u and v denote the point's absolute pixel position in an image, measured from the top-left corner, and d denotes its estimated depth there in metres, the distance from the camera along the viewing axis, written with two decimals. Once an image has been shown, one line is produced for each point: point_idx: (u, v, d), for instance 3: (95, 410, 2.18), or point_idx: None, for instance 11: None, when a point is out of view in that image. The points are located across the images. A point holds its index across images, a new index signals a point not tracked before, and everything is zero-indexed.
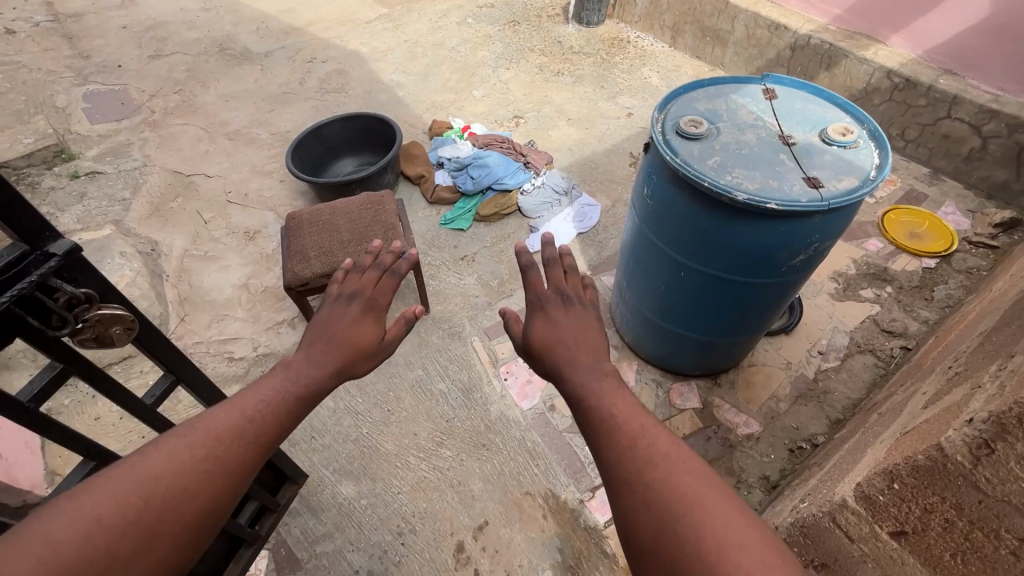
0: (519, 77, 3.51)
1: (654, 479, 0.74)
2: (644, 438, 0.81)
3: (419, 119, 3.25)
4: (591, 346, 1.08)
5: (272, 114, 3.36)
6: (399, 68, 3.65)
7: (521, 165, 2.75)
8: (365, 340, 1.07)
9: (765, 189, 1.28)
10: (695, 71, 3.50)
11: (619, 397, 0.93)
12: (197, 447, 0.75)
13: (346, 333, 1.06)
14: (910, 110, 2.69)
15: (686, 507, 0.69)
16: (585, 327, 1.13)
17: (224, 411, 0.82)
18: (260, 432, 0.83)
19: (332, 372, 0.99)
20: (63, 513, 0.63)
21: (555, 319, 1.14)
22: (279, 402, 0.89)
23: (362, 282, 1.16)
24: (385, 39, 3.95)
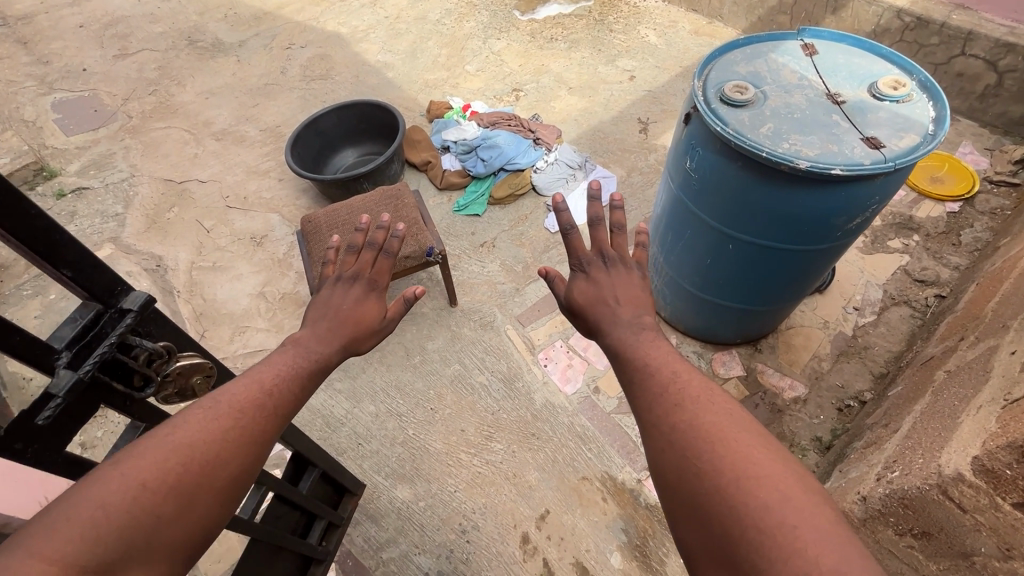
0: (512, 47, 3.36)
1: (677, 435, 0.73)
2: (665, 395, 0.80)
3: (415, 101, 3.11)
4: (634, 305, 1.07)
5: (258, 108, 3.19)
6: (385, 48, 3.47)
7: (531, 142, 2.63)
8: (369, 318, 1.00)
9: (826, 154, 1.23)
10: (693, 26, 3.38)
11: (660, 352, 0.93)
12: (222, 417, 0.72)
13: (348, 311, 0.99)
14: (921, 51, 2.63)
15: (705, 455, 0.69)
16: (628, 283, 1.12)
17: (243, 383, 0.78)
18: (281, 405, 0.79)
19: (337, 350, 0.93)
20: (106, 478, 0.61)
21: (597, 279, 1.13)
22: (295, 375, 0.85)
23: (357, 263, 1.04)
24: (364, 17, 3.74)
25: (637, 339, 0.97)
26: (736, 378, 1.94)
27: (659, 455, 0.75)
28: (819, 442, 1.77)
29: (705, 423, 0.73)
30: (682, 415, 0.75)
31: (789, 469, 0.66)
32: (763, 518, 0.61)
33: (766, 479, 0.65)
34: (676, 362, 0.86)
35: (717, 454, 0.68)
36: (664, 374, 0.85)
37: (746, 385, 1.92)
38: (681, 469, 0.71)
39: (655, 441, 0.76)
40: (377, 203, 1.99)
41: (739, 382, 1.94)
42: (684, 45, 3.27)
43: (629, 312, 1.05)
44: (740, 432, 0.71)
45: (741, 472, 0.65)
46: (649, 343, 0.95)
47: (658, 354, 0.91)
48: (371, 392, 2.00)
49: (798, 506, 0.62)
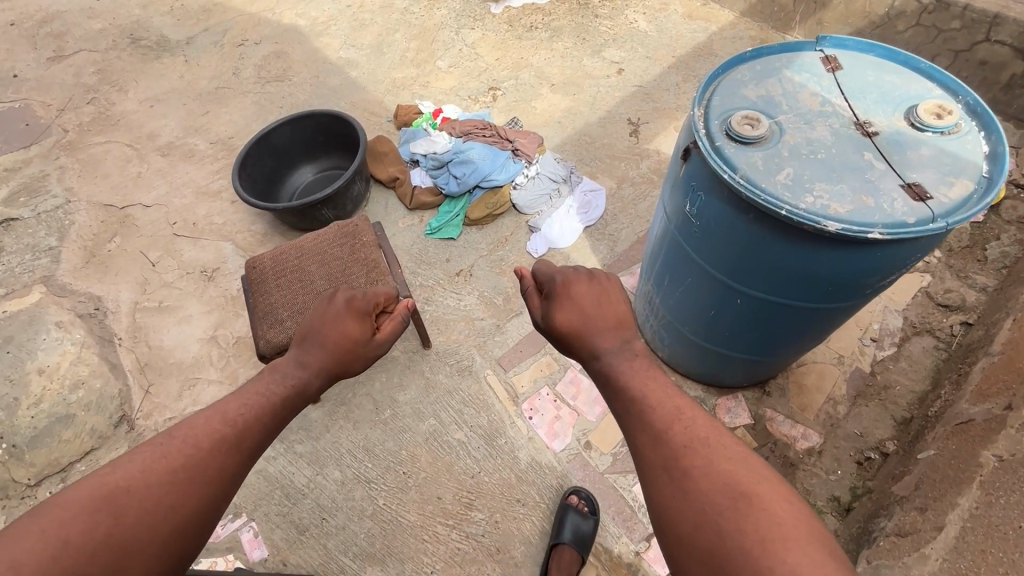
0: (489, 38, 3.04)
1: (690, 488, 0.80)
2: (673, 437, 0.86)
3: (381, 104, 2.80)
4: (617, 322, 1.09)
5: (208, 116, 2.88)
6: (347, 42, 3.14)
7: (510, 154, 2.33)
8: (353, 338, 1.13)
9: (860, 209, 0.99)
10: (686, 8, 3.07)
11: (655, 387, 0.97)
12: (169, 456, 0.84)
13: (332, 331, 1.11)
14: (940, 36, 2.38)
15: (723, 509, 0.76)
16: (604, 300, 1.11)
17: (203, 418, 0.90)
18: (241, 437, 0.91)
19: (317, 373, 1.07)
20: (41, 523, 0.72)
21: (578, 302, 1.10)
22: (255, 409, 0.96)
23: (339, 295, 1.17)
24: (324, 7, 3.38)
25: (628, 368, 1.00)
26: (743, 427, 1.74)
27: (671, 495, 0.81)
28: (838, 503, 1.58)
29: (720, 474, 0.80)
30: (696, 462, 0.82)
31: (786, 508, 0.75)
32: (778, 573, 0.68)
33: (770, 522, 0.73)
34: (677, 399, 0.92)
35: (731, 510, 0.75)
36: (673, 412, 0.91)
37: (754, 436, 1.72)
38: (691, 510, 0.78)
39: (667, 488, 0.83)
40: (332, 243, 1.73)
41: (746, 432, 1.74)
42: (677, 31, 2.97)
43: (610, 335, 1.07)
44: (759, 483, 0.77)
45: (759, 529, 0.72)
46: (643, 378, 0.98)
47: (654, 387, 0.96)
48: (336, 455, 1.79)
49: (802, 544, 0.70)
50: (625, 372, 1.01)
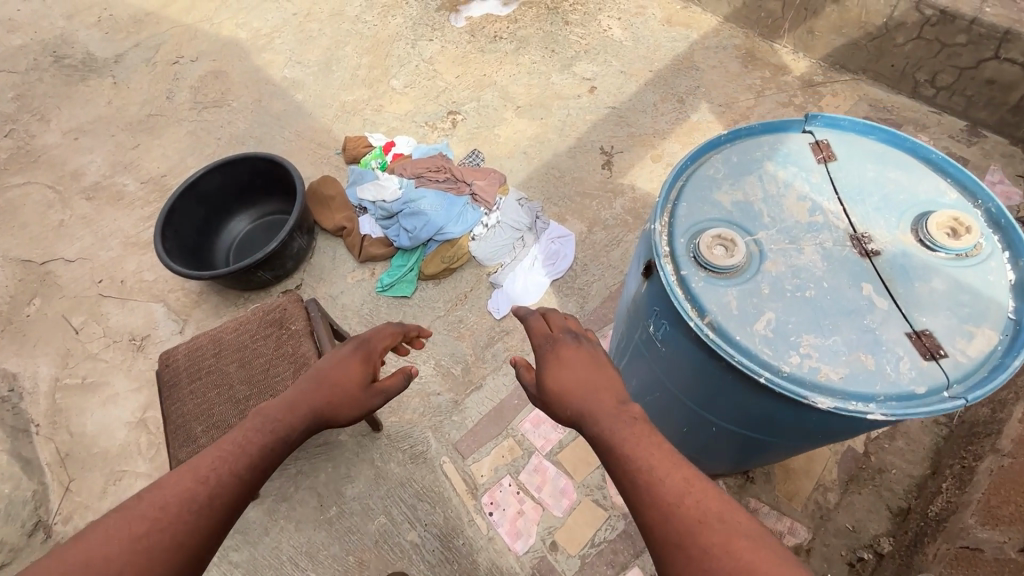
0: (449, 52, 2.75)
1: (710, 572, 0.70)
2: (683, 510, 0.76)
3: (329, 132, 2.53)
4: (607, 385, 0.98)
5: (138, 150, 2.59)
6: (292, 57, 2.83)
7: (469, 200, 2.09)
8: (351, 388, 1.05)
9: (858, 377, 0.81)
10: (665, 12, 2.78)
11: (659, 455, 0.84)
12: (134, 525, 0.73)
13: (333, 378, 1.05)
14: (944, 51, 2.14)
15: None
16: (597, 353, 1.02)
17: (176, 475, 0.80)
18: (217, 495, 0.81)
19: (304, 418, 0.99)
20: None
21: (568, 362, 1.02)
22: (239, 460, 0.86)
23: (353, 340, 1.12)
24: (267, 15, 3.05)
25: (625, 436, 0.88)
26: None
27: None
28: None
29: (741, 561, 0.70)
30: (714, 544, 0.72)
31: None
32: None
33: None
34: (686, 468, 0.81)
35: None
36: (678, 484, 0.79)
37: None
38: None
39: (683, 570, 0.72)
40: (255, 333, 1.50)
41: None
42: (655, 39, 2.69)
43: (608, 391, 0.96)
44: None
45: None
46: (646, 443, 0.86)
47: (659, 456, 0.83)
48: (276, 564, 1.61)
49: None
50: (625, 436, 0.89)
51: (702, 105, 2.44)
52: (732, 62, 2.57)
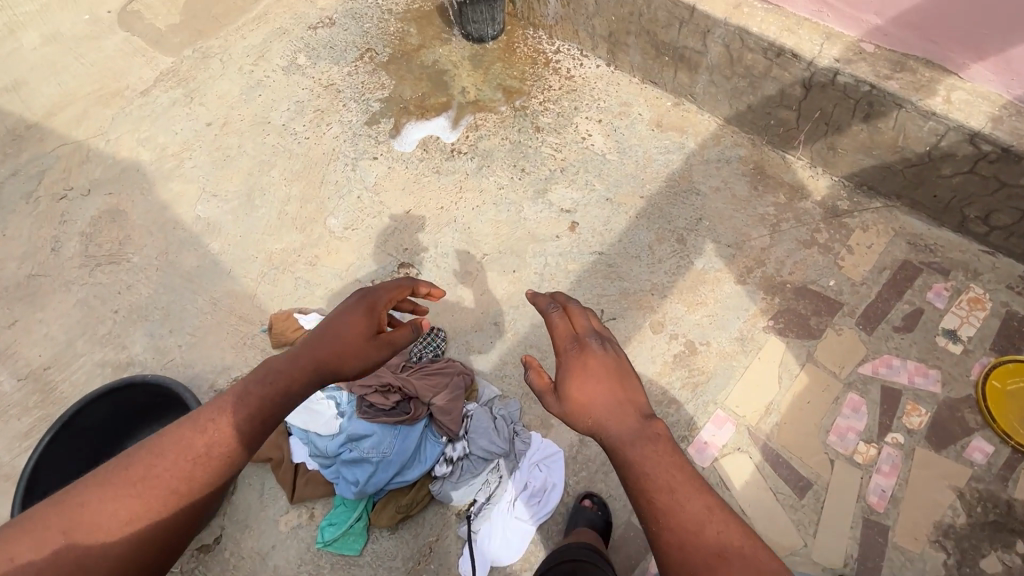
0: (397, 174, 2.27)
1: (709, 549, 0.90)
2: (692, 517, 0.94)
3: (252, 299, 2.04)
4: (630, 408, 1.07)
5: (14, 331, 2.07)
6: (206, 188, 2.31)
7: (431, 427, 1.64)
8: (355, 334, 1.25)
9: None
10: (654, 112, 2.34)
11: (683, 479, 0.97)
12: (191, 456, 1.11)
13: (342, 324, 1.24)
14: (1002, 190, 1.74)
15: (717, 549, 0.90)
16: (623, 374, 1.10)
17: (215, 410, 1.16)
18: (239, 427, 1.14)
19: (304, 372, 1.19)
20: (104, 501, 1.05)
21: (585, 369, 1.12)
22: (237, 426, 1.14)
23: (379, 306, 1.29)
24: (175, 126, 2.52)
25: (652, 466, 1.00)
26: None
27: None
28: None
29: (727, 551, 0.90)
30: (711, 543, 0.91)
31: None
32: (715, 559, 0.89)
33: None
34: (706, 496, 0.95)
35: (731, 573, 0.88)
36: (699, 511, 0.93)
37: None
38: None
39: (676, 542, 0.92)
40: None
41: None
42: (645, 151, 2.25)
43: (634, 416, 1.05)
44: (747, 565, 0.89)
45: (732, 556, 0.90)
46: (667, 465, 0.99)
47: (681, 478, 0.96)
48: None
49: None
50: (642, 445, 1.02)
51: (707, 245, 2.01)
52: (738, 181, 2.14)
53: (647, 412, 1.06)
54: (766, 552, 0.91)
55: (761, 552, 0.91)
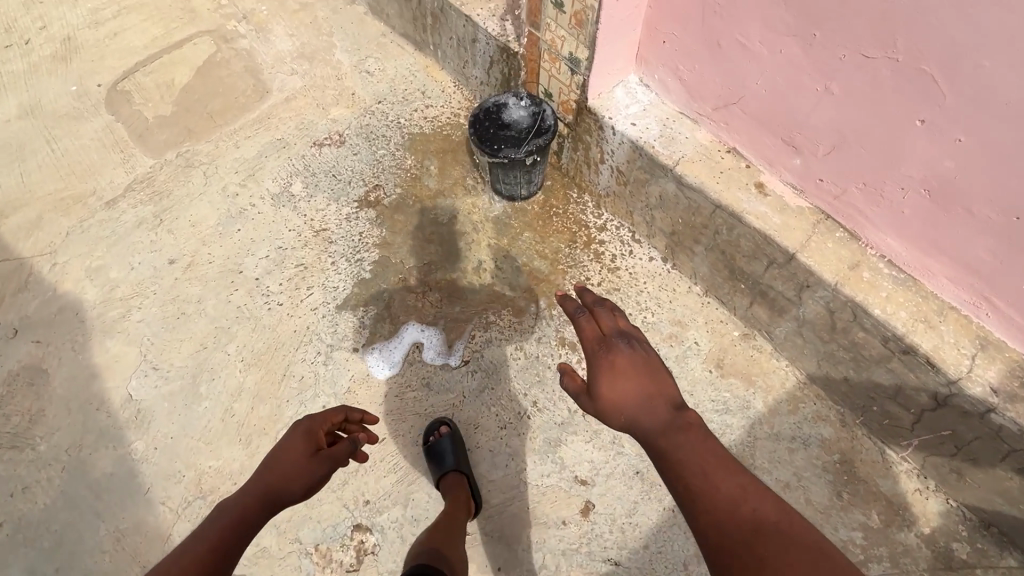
0: (376, 381, 1.81)
1: (755, 540, 0.85)
2: (722, 497, 0.89)
3: (167, 541, 1.61)
4: (660, 397, 1.04)
5: None
6: (147, 356, 1.89)
7: None
8: (292, 460, 1.29)
9: None
10: (715, 342, 1.81)
11: (715, 463, 0.93)
12: (208, 541, 1.09)
13: (276, 462, 1.28)
14: None
15: (772, 546, 0.84)
16: (654, 369, 1.06)
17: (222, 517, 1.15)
18: (234, 523, 1.15)
19: (260, 494, 1.23)
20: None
21: (618, 367, 1.07)
22: (241, 519, 1.16)
23: (321, 423, 1.40)
24: (133, 257, 2.10)
25: (685, 451, 0.96)
26: None
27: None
28: None
29: (775, 545, 0.84)
30: (747, 523, 0.87)
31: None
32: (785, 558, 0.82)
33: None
34: (740, 476, 0.91)
35: (789, 568, 0.81)
36: (730, 488, 0.90)
37: None
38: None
39: (716, 535, 0.87)
40: None
41: None
42: (695, 404, 1.72)
43: (668, 405, 1.03)
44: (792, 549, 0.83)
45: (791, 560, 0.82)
46: (706, 455, 0.94)
47: (714, 462, 0.93)
48: None
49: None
50: (676, 438, 0.98)
51: None
52: (816, 478, 1.60)
53: (677, 402, 1.03)
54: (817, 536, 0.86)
55: (819, 545, 0.84)
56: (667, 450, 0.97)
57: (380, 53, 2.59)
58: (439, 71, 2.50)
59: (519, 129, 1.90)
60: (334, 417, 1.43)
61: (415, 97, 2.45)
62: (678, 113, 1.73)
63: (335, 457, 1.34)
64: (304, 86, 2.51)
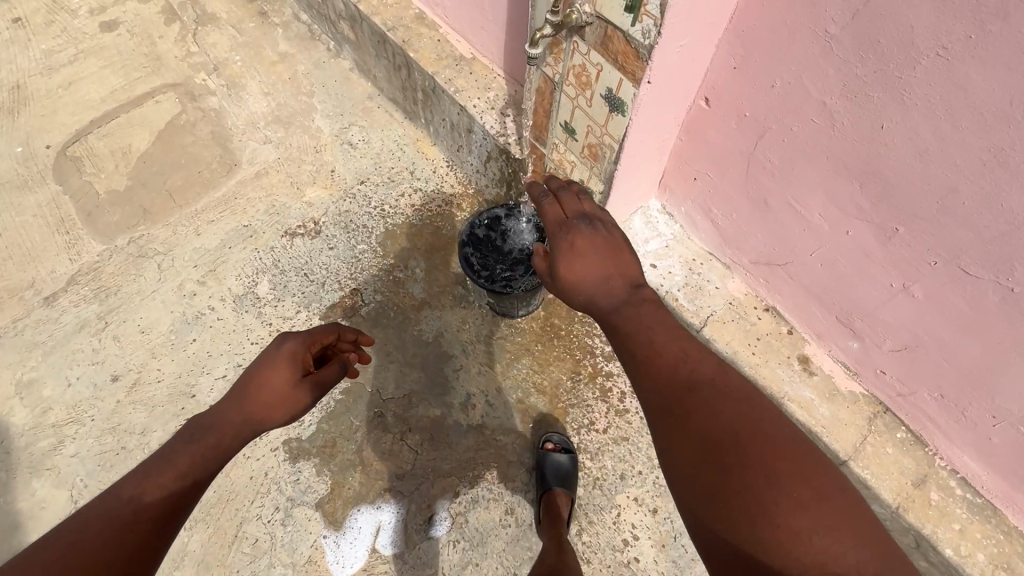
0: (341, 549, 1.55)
1: (729, 426, 0.86)
2: (691, 398, 0.89)
3: None
4: (620, 275, 1.10)
5: None
6: (79, 504, 1.62)
7: None
8: (275, 389, 1.12)
9: None
10: None
11: (690, 348, 0.95)
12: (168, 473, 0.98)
13: (259, 384, 1.11)
14: None
15: (741, 437, 0.85)
16: (615, 251, 1.13)
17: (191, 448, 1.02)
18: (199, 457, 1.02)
19: (236, 421, 1.08)
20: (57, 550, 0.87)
21: (579, 247, 1.14)
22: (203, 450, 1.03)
23: (305, 344, 1.18)
24: (70, 371, 1.82)
25: (656, 329, 0.99)
26: None
27: (709, 450, 0.85)
28: None
29: (745, 433, 0.85)
30: (721, 414, 0.87)
31: (822, 473, 0.82)
32: (751, 452, 0.83)
33: (807, 496, 0.79)
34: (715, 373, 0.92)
35: (751, 454, 0.83)
36: (704, 371, 0.92)
37: None
38: (729, 479, 0.83)
39: (687, 421, 0.88)
40: None
41: None
42: None
43: (622, 283, 1.09)
44: (766, 442, 0.84)
45: (767, 458, 0.82)
46: (675, 340, 0.97)
47: (692, 353, 0.94)
48: None
49: (827, 524, 0.77)
50: (643, 319, 1.01)
51: None
52: None
53: (636, 281, 1.09)
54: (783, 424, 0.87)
55: (784, 433, 0.85)
56: (618, 324, 1.03)
57: (365, 120, 2.29)
58: (430, 146, 2.20)
59: (508, 250, 1.67)
60: (325, 334, 1.22)
61: (402, 177, 2.15)
62: (707, 253, 1.46)
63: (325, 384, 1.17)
64: (277, 158, 2.21)
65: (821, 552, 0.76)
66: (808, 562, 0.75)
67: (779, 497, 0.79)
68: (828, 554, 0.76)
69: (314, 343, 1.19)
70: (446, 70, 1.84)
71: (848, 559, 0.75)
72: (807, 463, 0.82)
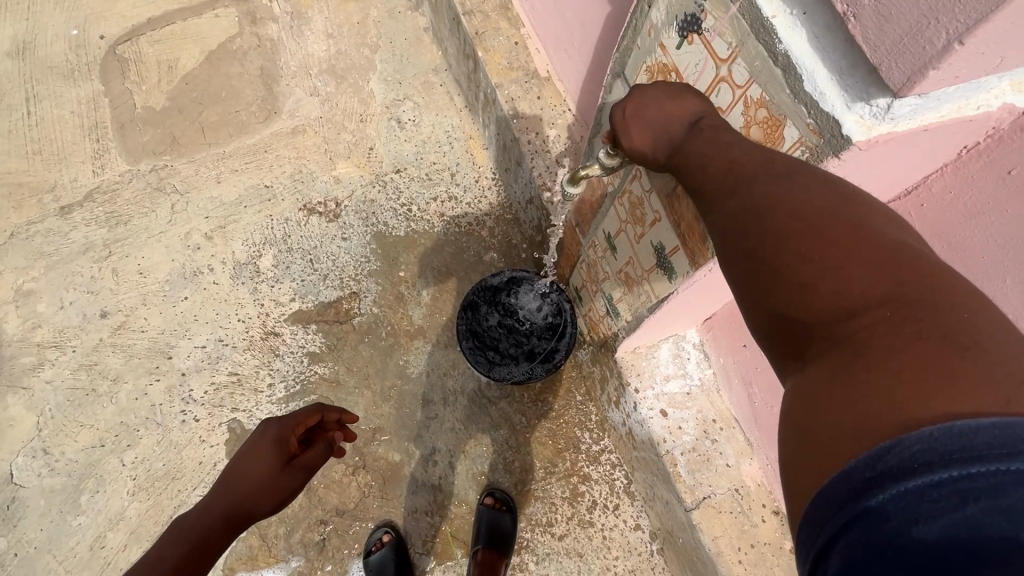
0: (261, 568, 1.52)
1: (808, 274, 0.51)
2: (760, 261, 0.55)
3: None
4: (684, 113, 0.72)
5: None
6: (42, 433, 1.66)
7: None
8: (260, 475, 1.06)
9: None
10: None
11: (791, 227, 0.53)
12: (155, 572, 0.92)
13: (244, 471, 1.07)
14: None
15: (823, 276, 0.50)
16: (677, 94, 0.74)
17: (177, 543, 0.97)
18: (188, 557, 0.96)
19: (223, 512, 1.03)
20: None
21: (637, 114, 0.75)
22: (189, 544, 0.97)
23: (289, 426, 1.13)
24: (65, 293, 1.80)
25: (707, 144, 0.66)
26: None
27: (715, 233, 0.61)
28: None
29: (842, 295, 0.49)
30: (793, 254, 0.52)
31: (860, 207, 0.53)
32: (843, 301, 0.49)
33: (818, 248, 0.51)
34: (822, 244, 0.51)
35: (839, 289, 0.49)
36: (791, 241, 0.53)
37: None
38: (730, 203, 0.59)
39: (750, 258, 0.56)
40: None
41: None
42: None
43: (683, 115, 0.72)
44: (882, 319, 0.47)
45: (858, 304, 0.48)
46: (777, 222, 0.54)
47: (794, 233, 0.53)
48: None
49: (872, 306, 0.48)
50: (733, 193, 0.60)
51: None
52: None
53: (700, 111, 0.71)
54: (919, 286, 0.47)
55: (904, 291, 0.47)
56: (679, 175, 0.69)
57: (423, 97, 2.02)
58: (481, 150, 1.95)
59: (507, 330, 1.55)
60: (309, 416, 1.16)
61: (441, 177, 1.92)
62: (730, 417, 1.23)
63: (312, 466, 1.12)
64: (319, 117, 2.00)
65: (822, 277, 0.50)
66: (802, 293, 0.51)
67: (781, 235, 0.54)
68: (837, 273, 0.50)
69: (297, 426, 1.13)
70: (512, 85, 1.55)
71: (856, 288, 0.49)
72: (837, 237, 0.51)
